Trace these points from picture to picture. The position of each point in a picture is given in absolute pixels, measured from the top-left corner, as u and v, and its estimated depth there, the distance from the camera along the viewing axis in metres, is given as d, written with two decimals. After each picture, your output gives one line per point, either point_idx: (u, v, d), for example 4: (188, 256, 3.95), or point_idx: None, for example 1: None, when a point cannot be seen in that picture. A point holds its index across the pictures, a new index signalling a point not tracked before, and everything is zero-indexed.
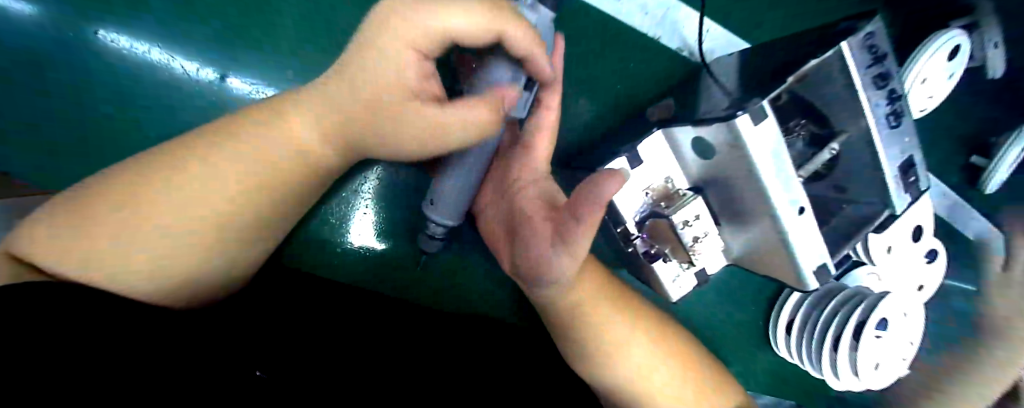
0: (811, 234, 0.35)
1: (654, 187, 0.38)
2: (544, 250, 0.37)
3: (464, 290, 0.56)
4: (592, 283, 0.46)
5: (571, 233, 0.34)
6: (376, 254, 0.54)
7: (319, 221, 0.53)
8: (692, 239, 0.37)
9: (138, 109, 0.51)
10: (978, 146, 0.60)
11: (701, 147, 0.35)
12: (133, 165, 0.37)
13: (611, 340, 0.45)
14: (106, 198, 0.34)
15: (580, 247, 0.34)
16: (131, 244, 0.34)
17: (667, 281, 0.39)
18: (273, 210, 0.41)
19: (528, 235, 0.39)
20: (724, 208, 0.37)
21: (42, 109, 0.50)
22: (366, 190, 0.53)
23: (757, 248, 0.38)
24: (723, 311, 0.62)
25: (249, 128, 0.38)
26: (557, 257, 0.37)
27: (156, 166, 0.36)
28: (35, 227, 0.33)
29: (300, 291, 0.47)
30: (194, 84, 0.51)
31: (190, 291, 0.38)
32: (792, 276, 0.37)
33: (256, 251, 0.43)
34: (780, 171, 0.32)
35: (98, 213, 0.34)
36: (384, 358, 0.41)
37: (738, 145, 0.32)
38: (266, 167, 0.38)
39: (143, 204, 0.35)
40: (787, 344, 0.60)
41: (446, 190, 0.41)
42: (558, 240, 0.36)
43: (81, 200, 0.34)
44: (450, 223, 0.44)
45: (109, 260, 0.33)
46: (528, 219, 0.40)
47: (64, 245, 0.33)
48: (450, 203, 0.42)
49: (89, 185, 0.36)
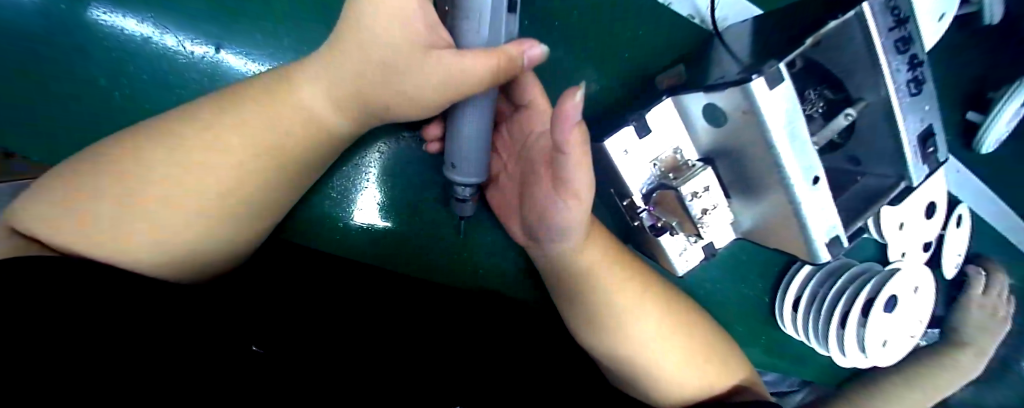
0: (825, 205, 0.34)
1: (662, 158, 0.37)
2: (551, 199, 0.38)
3: (469, 264, 0.55)
4: (600, 258, 0.45)
5: (568, 169, 0.33)
6: (378, 229, 0.53)
7: (320, 196, 0.52)
8: (701, 212, 0.36)
9: (133, 86, 0.50)
10: (973, 101, 0.56)
11: (710, 115, 0.34)
12: (131, 140, 0.36)
13: (617, 316, 0.45)
14: (110, 172, 0.34)
15: (583, 190, 0.35)
16: (130, 220, 0.34)
17: (674, 255, 0.39)
18: (281, 181, 0.40)
19: (545, 204, 0.39)
20: (735, 179, 0.36)
21: (40, 93, 0.50)
22: (367, 163, 0.52)
23: (768, 221, 0.37)
24: (731, 288, 0.60)
25: (248, 101, 0.38)
26: (566, 209, 0.38)
27: (154, 139, 0.36)
28: (38, 200, 0.34)
29: (304, 268, 0.46)
30: (186, 57, 0.50)
31: (192, 267, 0.37)
32: (804, 249, 0.36)
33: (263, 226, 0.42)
34: (795, 138, 0.31)
35: (98, 186, 0.34)
36: (387, 333, 0.41)
37: (751, 111, 0.30)
38: (265, 139, 0.38)
39: (152, 180, 0.35)
40: (795, 321, 0.58)
41: (462, 150, 0.40)
42: (570, 199, 0.37)
43: (80, 174, 0.34)
44: (472, 181, 0.42)
45: (117, 234, 0.33)
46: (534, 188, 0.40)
47: (71, 221, 0.33)
48: (471, 164, 0.41)
49: (87, 161, 0.35)
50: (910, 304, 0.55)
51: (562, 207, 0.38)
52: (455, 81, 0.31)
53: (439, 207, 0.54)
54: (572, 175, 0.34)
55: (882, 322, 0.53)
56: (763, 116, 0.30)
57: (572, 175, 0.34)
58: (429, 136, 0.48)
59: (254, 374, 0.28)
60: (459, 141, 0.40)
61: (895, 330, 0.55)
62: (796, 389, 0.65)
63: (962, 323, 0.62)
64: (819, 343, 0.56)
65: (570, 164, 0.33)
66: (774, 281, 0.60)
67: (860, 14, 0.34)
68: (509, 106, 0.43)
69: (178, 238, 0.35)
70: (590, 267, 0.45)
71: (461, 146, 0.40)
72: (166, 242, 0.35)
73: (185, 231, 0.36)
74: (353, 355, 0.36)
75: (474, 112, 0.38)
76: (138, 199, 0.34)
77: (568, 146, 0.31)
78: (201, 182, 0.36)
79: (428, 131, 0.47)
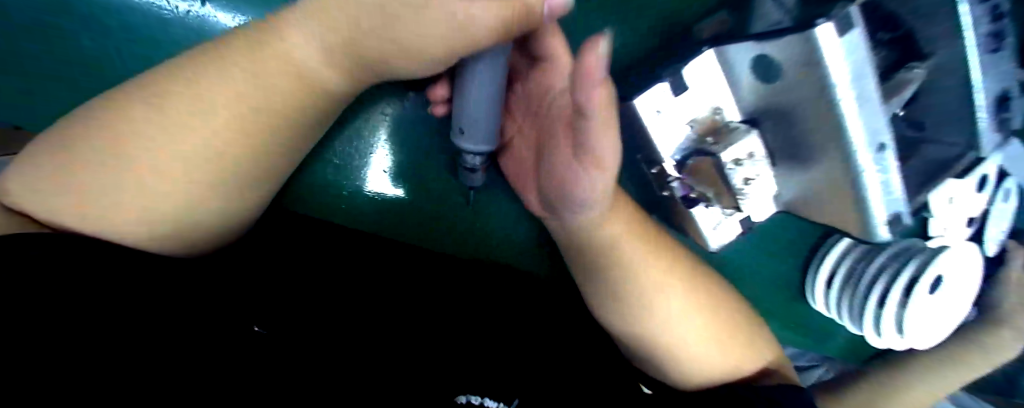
0: (889, 175, 0.29)
1: (699, 120, 0.32)
2: (570, 163, 0.34)
3: (483, 234, 0.52)
4: (623, 231, 0.42)
5: (592, 134, 0.28)
6: (388, 197, 0.50)
7: (322, 163, 0.49)
8: (743, 181, 0.33)
9: (120, 54, 0.47)
10: None
11: (761, 68, 0.29)
12: (109, 104, 0.33)
13: (641, 294, 0.42)
14: (89, 138, 0.31)
15: (609, 158, 0.31)
16: (116, 194, 0.31)
17: (708, 229, 0.36)
18: (276, 144, 0.37)
19: (564, 171, 0.35)
20: (784, 145, 0.32)
21: (32, 73, 0.47)
22: (369, 127, 0.49)
23: (818, 192, 0.33)
24: (760, 264, 0.56)
25: (237, 55, 0.34)
26: (590, 179, 0.33)
27: (139, 100, 0.33)
28: (23, 172, 0.31)
29: (310, 241, 0.44)
30: (170, 17, 0.46)
31: (185, 239, 0.34)
32: (859, 227, 0.32)
33: (263, 194, 0.39)
34: (864, 98, 0.26)
35: (82, 154, 0.31)
36: (392, 326, 0.38)
37: (813, 65, 0.26)
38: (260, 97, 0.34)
39: (134, 146, 0.31)
40: (826, 299, 0.53)
41: (469, 110, 0.36)
42: (593, 167, 0.32)
43: (63, 145, 0.32)
44: (485, 150, 0.39)
45: (103, 206, 0.31)
46: (552, 155, 0.36)
47: (57, 194, 0.30)
48: (480, 127, 0.37)
49: (66, 131, 0.33)
50: (955, 282, 0.51)
51: (583, 175, 0.33)
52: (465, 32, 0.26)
53: (449, 173, 0.50)
54: (596, 141, 0.29)
55: (924, 303, 0.49)
56: (829, 69, 0.25)
57: (597, 141, 0.29)
58: (434, 97, 0.43)
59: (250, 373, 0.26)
60: (466, 97, 0.35)
61: (938, 312, 0.51)
62: (815, 364, 0.63)
63: (1001, 300, 0.57)
64: (851, 322, 0.53)
65: (596, 129, 0.28)
66: (807, 257, 0.56)
67: None
68: (526, 62, 0.38)
69: (164, 208, 0.32)
70: (613, 242, 0.41)
71: (469, 103, 0.35)
72: (156, 213, 0.32)
73: (172, 199, 0.33)
74: (358, 345, 0.35)
75: (488, 63, 0.33)
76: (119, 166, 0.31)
77: (592, 108, 0.26)
78: (188, 146, 0.33)
79: (432, 91, 0.42)
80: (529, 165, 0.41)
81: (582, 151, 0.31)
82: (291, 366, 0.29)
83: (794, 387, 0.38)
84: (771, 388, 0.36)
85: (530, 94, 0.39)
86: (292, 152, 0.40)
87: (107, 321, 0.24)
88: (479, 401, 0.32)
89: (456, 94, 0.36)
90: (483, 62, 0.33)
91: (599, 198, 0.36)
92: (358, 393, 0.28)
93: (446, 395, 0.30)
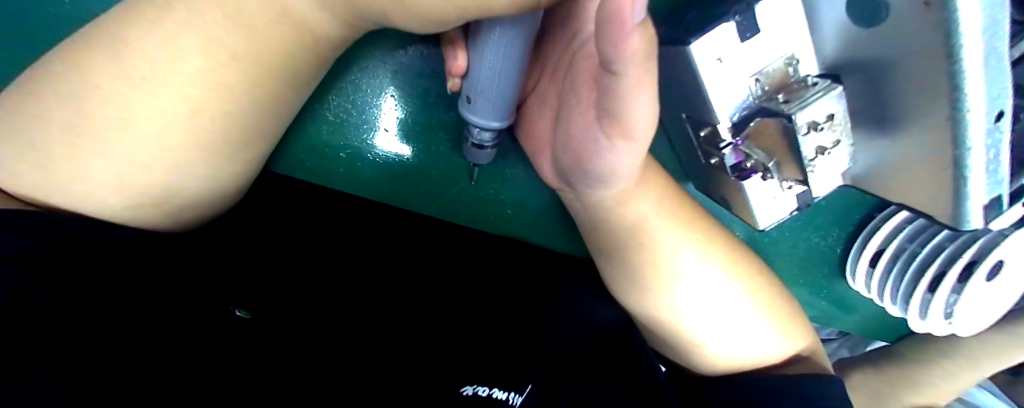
0: (1000, 155, 0.23)
1: (770, 72, 0.27)
2: (592, 130, 0.28)
3: (500, 202, 0.47)
4: (655, 205, 0.37)
5: (621, 97, 0.22)
6: (394, 160, 0.44)
7: (316, 120, 0.43)
8: (816, 151, 0.28)
9: None
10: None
11: (861, 8, 0.24)
12: (62, 54, 0.28)
13: (672, 276, 0.38)
14: (50, 92, 0.27)
15: (640, 133, 0.25)
16: (75, 160, 0.26)
17: (762, 201, 0.33)
18: (276, 106, 0.32)
19: (583, 144, 0.29)
20: (871, 107, 0.27)
21: None
22: (368, 78, 0.42)
23: (898, 162, 0.28)
24: (797, 240, 0.52)
25: None
26: (612, 152, 0.28)
27: (96, 44, 0.27)
28: None
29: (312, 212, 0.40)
30: None
31: (169, 211, 0.30)
32: (947, 211, 0.27)
33: (255, 160, 0.34)
34: (993, 52, 0.20)
35: (37, 114, 0.26)
36: (397, 305, 0.34)
37: (935, 4, 0.20)
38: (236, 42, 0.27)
39: (110, 102, 0.27)
40: (870, 278, 0.50)
41: (481, 73, 0.30)
42: (624, 141, 0.26)
43: (18, 102, 0.27)
44: (494, 126, 0.34)
45: (64, 175, 0.26)
46: (575, 110, 0.30)
47: (13, 158, 0.26)
48: (492, 99, 0.31)
49: (20, 89, 0.28)
50: (1015, 271, 0.45)
51: (605, 146, 0.28)
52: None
53: (459, 137, 0.44)
54: (625, 107, 0.23)
55: (978, 291, 0.44)
56: (958, 9, 0.19)
57: (629, 108, 0.23)
58: (450, 69, 0.33)
59: (224, 392, 0.23)
60: (480, 57, 0.30)
61: (988, 301, 0.46)
62: (832, 338, 0.65)
63: (990, 341, 0.57)
64: (894, 305, 0.48)
65: (631, 97, 0.22)
66: (853, 231, 0.51)
67: None
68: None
69: (144, 175, 0.28)
70: (648, 222, 0.37)
71: (482, 65, 0.30)
72: (127, 182, 0.28)
73: (146, 171, 0.28)
74: (360, 326, 0.32)
75: (510, 28, 0.28)
76: (94, 123, 0.27)
77: (624, 67, 0.19)
78: (166, 113, 0.27)
79: (450, 61, 0.32)
80: (548, 130, 0.35)
81: (606, 118, 0.25)
82: (278, 372, 0.26)
83: (830, 376, 0.35)
84: (801, 383, 0.33)
85: (558, 42, 0.32)
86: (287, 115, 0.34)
87: (80, 330, 0.21)
88: (488, 393, 0.29)
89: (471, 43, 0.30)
90: (502, 22, 0.27)
91: (630, 173, 0.30)
92: (361, 394, 0.26)
93: (456, 390, 0.28)
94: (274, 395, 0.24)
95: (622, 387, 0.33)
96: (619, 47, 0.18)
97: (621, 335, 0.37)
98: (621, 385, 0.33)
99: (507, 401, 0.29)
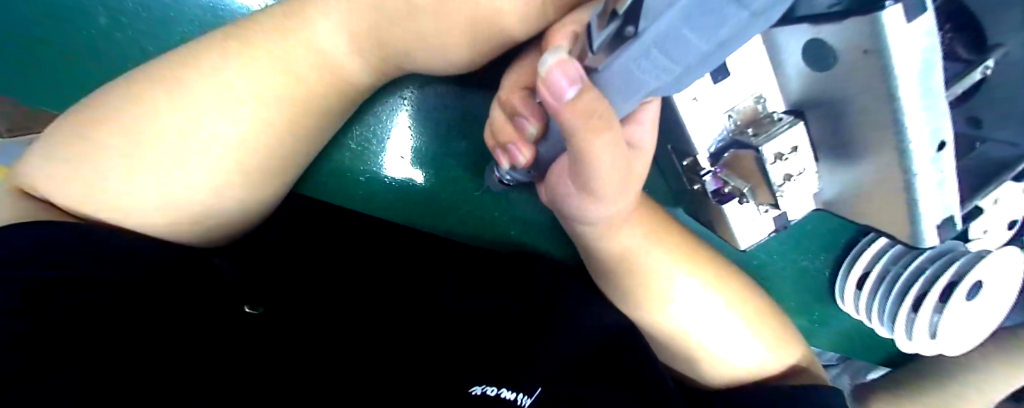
0: (947, 175, 0.27)
1: (739, 109, 0.30)
2: (568, 190, 0.29)
3: (500, 223, 0.50)
4: (643, 235, 0.40)
5: (593, 166, 0.23)
6: (410, 186, 0.48)
7: (339, 148, 0.47)
8: (783, 178, 0.30)
9: (118, 34, 0.47)
10: None
11: (814, 54, 0.27)
12: (125, 90, 0.32)
13: (658, 288, 0.41)
14: (113, 126, 0.31)
15: (611, 183, 0.26)
16: (136, 181, 0.31)
17: (740, 222, 0.36)
18: (317, 133, 0.37)
19: (556, 187, 0.31)
20: (829, 138, 0.30)
21: (28, 27, 0.48)
22: (389, 111, 0.46)
23: (862, 189, 0.31)
24: (785, 262, 0.55)
25: (264, 31, 0.33)
26: (582, 205, 0.31)
27: (157, 82, 0.32)
28: (49, 154, 0.31)
29: (334, 232, 0.44)
30: (192, 9, 0.46)
31: (206, 226, 0.34)
32: (906, 229, 0.31)
33: (289, 182, 0.38)
34: (927, 91, 0.23)
35: (102, 144, 0.31)
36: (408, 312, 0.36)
37: (872, 52, 0.23)
38: (291, 81, 0.33)
39: (164, 133, 0.31)
40: (858, 300, 0.52)
41: (553, 163, 0.30)
42: (597, 201, 0.29)
43: (81, 135, 0.31)
44: (522, 178, 0.37)
45: (126, 195, 0.30)
46: (553, 164, 0.30)
47: (76, 181, 0.30)
48: (542, 168, 0.32)
49: (82, 123, 0.32)
50: (998, 288, 0.47)
51: (577, 194, 0.29)
52: (491, 19, 0.29)
53: (469, 164, 0.48)
54: (594, 174, 0.24)
55: (960, 310, 0.45)
56: (892, 56, 0.22)
57: (596, 174, 0.24)
58: (512, 159, 0.31)
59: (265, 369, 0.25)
60: (549, 150, 0.29)
61: (975, 318, 0.47)
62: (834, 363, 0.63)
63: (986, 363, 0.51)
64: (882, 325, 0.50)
65: (592, 160, 0.22)
66: (840, 253, 0.54)
67: None
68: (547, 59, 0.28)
69: (185, 196, 0.32)
70: (641, 245, 0.40)
71: (548, 153, 0.29)
72: (185, 201, 0.32)
73: (198, 194, 0.32)
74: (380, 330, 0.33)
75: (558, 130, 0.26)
76: (154, 151, 0.31)
77: (573, 130, 0.18)
78: (215, 142, 0.32)
79: (517, 158, 0.30)
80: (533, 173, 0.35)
81: (576, 177, 0.26)
82: (304, 359, 0.27)
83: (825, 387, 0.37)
84: (810, 393, 0.36)
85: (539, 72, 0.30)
86: (316, 144, 0.39)
87: (115, 323, 0.24)
88: (495, 392, 0.29)
89: (538, 139, 0.28)
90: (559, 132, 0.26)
91: (609, 215, 0.32)
92: (376, 385, 0.27)
93: (466, 390, 0.28)
94: (305, 377, 0.26)
95: (621, 387, 0.35)
96: (565, 111, 0.16)
97: (625, 349, 0.39)
98: (621, 386, 0.35)
99: (516, 400, 0.29)
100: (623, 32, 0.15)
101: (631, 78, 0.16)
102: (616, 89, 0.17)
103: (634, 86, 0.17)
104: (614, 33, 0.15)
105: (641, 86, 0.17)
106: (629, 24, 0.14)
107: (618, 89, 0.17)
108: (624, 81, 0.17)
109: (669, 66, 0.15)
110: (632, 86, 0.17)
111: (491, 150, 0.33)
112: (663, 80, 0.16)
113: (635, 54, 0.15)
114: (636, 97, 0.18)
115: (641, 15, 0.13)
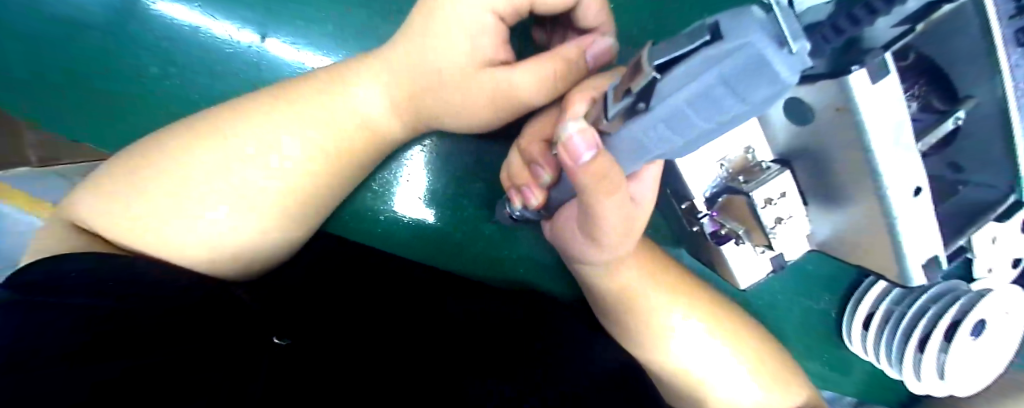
0: (923, 215, 0.30)
1: (730, 159, 0.32)
2: (575, 231, 0.32)
3: (510, 263, 0.52)
4: (647, 275, 0.42)
5: (599, 215, 0.26)
6: (427, 226, 0.51)
7: (361, 191, 0.50)
8: (775, 220, 0.33)
9: (166, 85, 0.52)
10: None
11: (794, 111, 0.29)
12: (176, 138, 0.36)
13: (664, 326, 0.43)
14: (166, 170, 0.35)
15: (616, 231, 0.29)
16: (184, 218, 0.34)
17: (739, 263, 0.38)
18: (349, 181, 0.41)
19: (566, 227, 0.34)
20: (815, 184, 0.33)
21: (83, 78, 0.52)
22: (409, 156, 0.50)
23: (851, 232, 0.34)
24: (790, 303, 0.57)
25: (305, 89, 0.37)
26: (588, 246, 0.33)
27: (206, 131, 0.36)
28: (105, 194, 0.34)
29: (348, 270, 0.45)
30: (234, 62, 0.51)
31: (241, 262, 0.36)
32: (894, 268, 0.33)
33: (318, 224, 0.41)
34: (900, 144, 0.26)
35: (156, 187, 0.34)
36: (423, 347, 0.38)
37: (846, 110, 0.25)
38: (325, 132, 0.36)
39: (212, 178, 0.35)
40: (865, 340, 0.53)
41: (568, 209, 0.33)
42: (605, 245, 0.32)
43: (136, 178, 0.34)
44: (531, 215, 0.39)
45: (172, 233, 0.34)
46: (562, 206, 0.33)
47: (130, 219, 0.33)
48: (552, 211, 0.35)
49: (136, 167, 0.35)
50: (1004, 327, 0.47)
51: (584, 236, 0.32)
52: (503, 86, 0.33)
53: (483, 207, 0.51)
54: (599, 219, 0.27)
55: (967, 349, 0.45)
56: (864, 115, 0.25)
57: (602, 221, 0.27)
58: (527, 201, 0.33)
59: None
60: (558, 195, 0.31)
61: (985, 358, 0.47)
62: None
63: None
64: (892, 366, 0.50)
65: (596, 208, 0.25)
66: (844, 293, 0.56)
67: (986, 26, 0.29)
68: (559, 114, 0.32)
69: (225, 235, 0.35)
70: (647, 284, 0.42)
71: (560, 199, 0.32)
72: (224, 239, 0.35)
73: (238, 233, 0.35)
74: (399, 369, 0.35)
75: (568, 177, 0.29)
76: (202, 193, 0.34)
77: (578, 176, 0.21)
78: (254, 188, 0.35)
79: (530, 200, 0.33)
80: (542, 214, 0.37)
81: (584, 221, 0.29)
82: None
83: None
84: None
85: (548, 123, 0.33)
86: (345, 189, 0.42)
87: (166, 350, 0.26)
88: None
89: (550, 187, 0.31)
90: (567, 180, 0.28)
91: (614, 257, 0.35)
92: None
93: None
94: None
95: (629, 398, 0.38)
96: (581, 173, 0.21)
97: (631, 385, 0.40)
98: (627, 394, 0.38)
99: None
100: (636, 106, 0.16)
101: (639, 146, 0.19)
102: (622, 153, 0.20)
103: (640, 151, 0.19)
104: (626, 107, 0.17)
105: (648, 152, 0.19)
106: (641, 100, 0.16)
107: (624, 152, 0.20)
108: (630, 146, 0.19)
109: (674, 138, 0.17)
110: (638, 153, 0.20)
111: (505, 188, 0.36)
112: (667, 148, 0.18)
113: (645, 126, 0.17)
114: (638, 160, 0.20)
115: (653, 94, 0.15)
